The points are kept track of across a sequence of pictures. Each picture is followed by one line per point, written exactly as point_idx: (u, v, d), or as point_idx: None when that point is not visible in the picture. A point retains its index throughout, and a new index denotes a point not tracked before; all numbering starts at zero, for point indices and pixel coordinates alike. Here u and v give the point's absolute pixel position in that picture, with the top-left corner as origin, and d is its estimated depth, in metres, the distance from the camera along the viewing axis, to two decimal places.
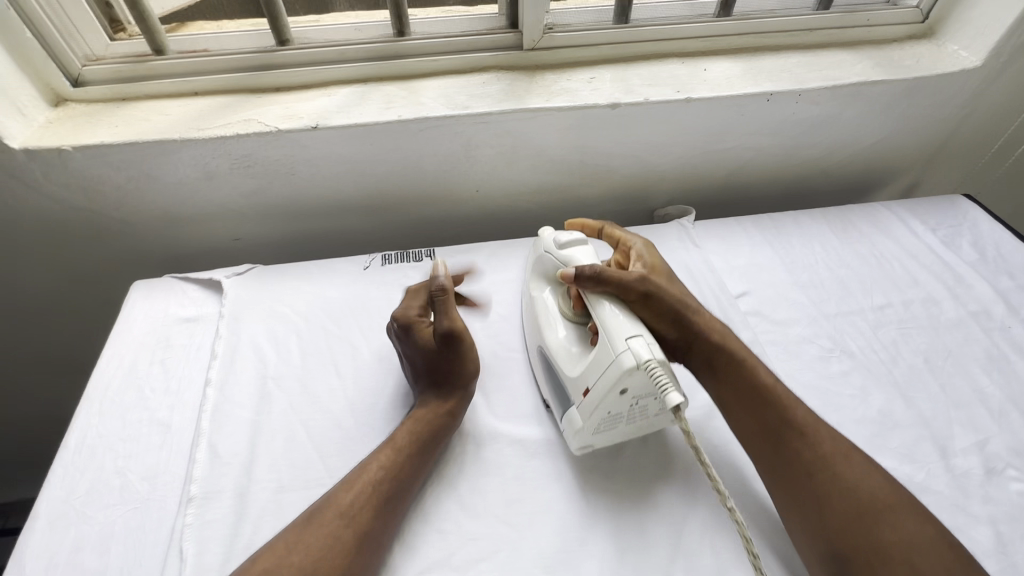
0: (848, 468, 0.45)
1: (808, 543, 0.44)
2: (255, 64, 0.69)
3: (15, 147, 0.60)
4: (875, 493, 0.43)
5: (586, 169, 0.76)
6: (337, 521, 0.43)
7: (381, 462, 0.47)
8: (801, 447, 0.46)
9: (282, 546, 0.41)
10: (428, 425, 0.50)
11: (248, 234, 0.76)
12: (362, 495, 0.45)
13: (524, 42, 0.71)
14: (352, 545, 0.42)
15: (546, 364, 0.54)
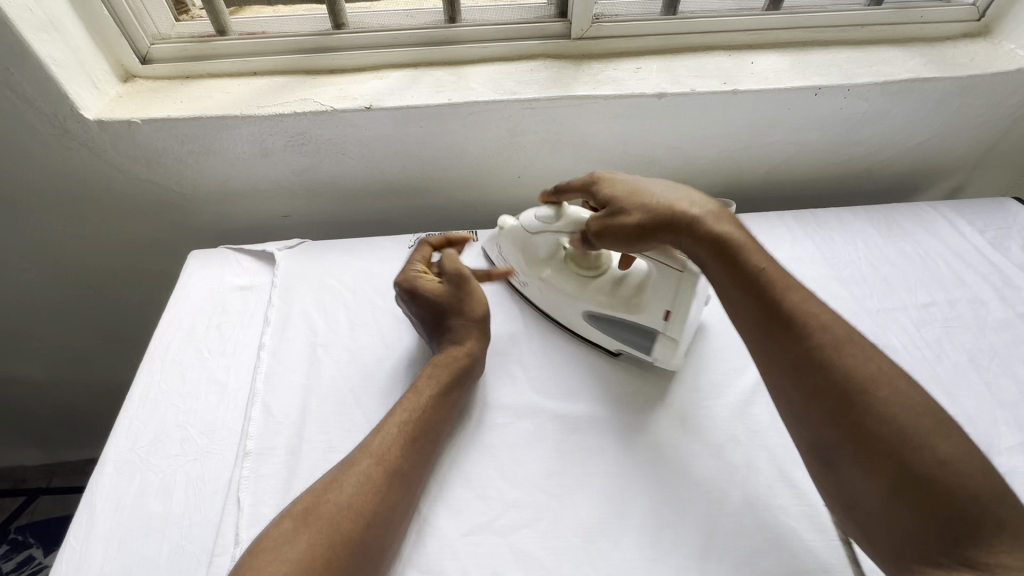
0: (843, 358, 0.43)
1: (804, 437, 0.44)
2: (312, 45, 0.71)
3: (89, 118, 0.64)
4: (870, 377, 0.42)
5: (627, 159, 0.77)
6: (366, 462, 0.46)
7: (404, 407, 0.50)
8: (791, 340, 0.45)
9: (321, 488, 0.44)
10: (450, 362, 0.54)
11: (297, 211, 0.79)
12: (391, 439, 0.48)
13: (572, 31, 0.72)
14: (384, 483, 0.45)
15: (593, 318, 0.59)
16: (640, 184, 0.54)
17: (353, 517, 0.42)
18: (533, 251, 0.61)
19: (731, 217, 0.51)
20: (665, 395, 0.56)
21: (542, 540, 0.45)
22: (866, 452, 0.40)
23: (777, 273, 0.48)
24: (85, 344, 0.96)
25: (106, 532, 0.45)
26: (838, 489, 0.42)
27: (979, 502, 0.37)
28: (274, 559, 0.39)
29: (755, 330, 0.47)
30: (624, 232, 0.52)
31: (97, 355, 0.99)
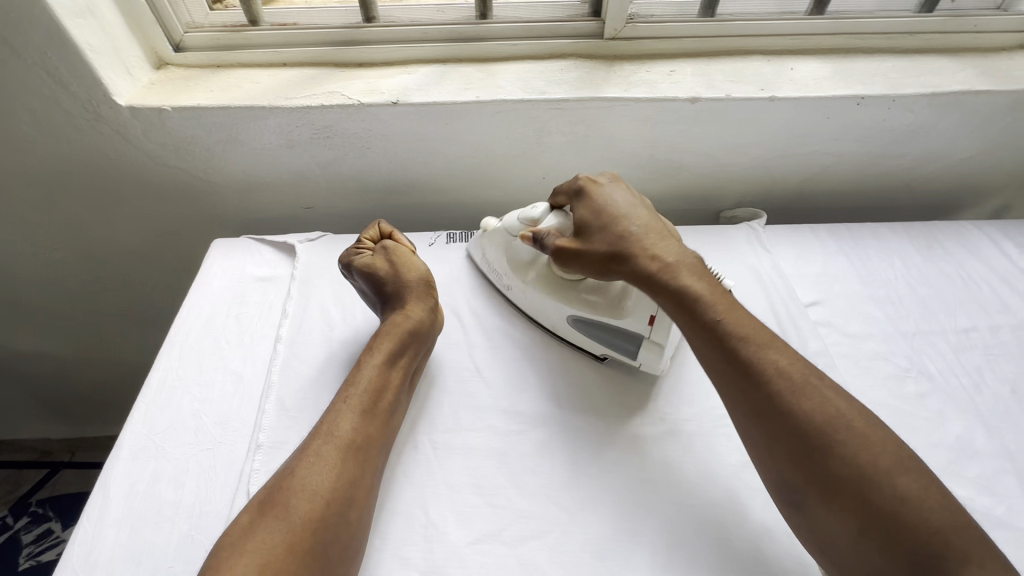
0: (803, 399, 0.42)
1: (769, 475, 0.44)
2: (342, 38, 0.71)
3: (121, 103, 0.65)
4: (831, 417, 0.41)
5: (656, 164, 0.75)
6: (326, 449, 0.45)
7: (354, 389, 0.50)
8: (751, 384, 0.44)
9: (286, 475, 0.44)
10: (394, 329, 0.54)
11: (320, 204, 0.79)
12: (350, 424, 0.47)
13: (605, 30, 0.70)
14: (354, 470, 0.45)
15: (578, 322, 0.57)
16: (615, 218, 0.54)
17: (324, 504, 0.42)
18: (518, 251, 0.61)
19: (700, 267, 0.51)
20: (685, 410, 0.54)
21: (551, 555, 0.44)
22: (829, 493, 0.40)
23: (741, 325, 0.46)
24: (111, 325, 0.98)
25: (117, 517, 0.45)
26: (806, 528, 0.42)
27: (945, 539, 0.36)
28: (237, 558, 0.39)
29: (716, 372, 0.47)
30: (589, 263, 0.54)
31: (122, 336, 1.01)
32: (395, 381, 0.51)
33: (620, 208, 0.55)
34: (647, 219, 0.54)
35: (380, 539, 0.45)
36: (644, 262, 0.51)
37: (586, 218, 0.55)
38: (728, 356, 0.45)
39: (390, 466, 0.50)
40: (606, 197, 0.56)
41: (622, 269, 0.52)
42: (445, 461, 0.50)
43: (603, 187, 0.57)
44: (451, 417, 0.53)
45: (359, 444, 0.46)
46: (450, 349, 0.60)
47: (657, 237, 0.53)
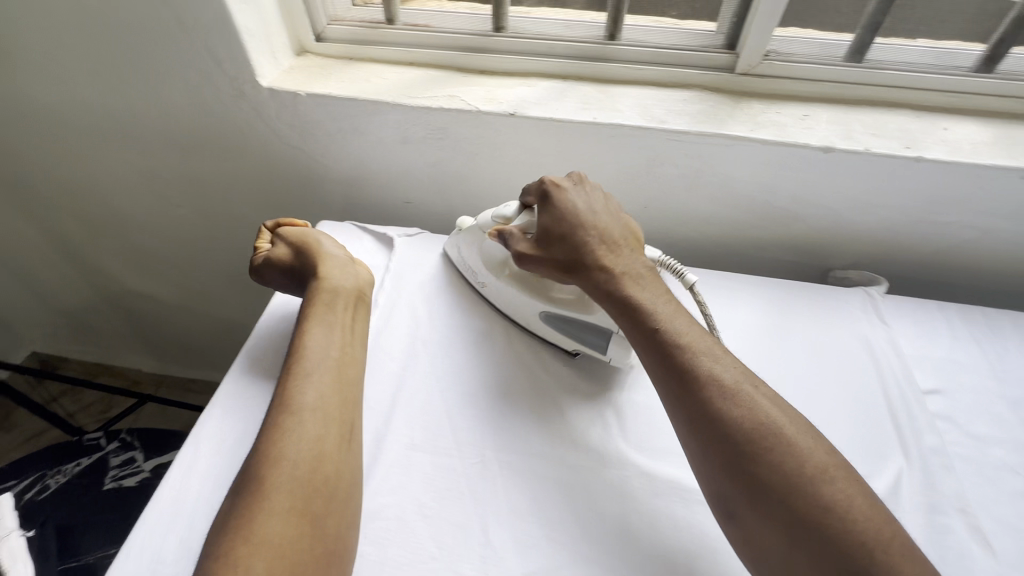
0: (736, 405, 0.42)
1: (706, 485, 0.43)
2: (470, 44, 0.73)
3: (263, 84, 0.70)
4: (758, 425, 0.42)
5: (768, 210, 0.71)
6: (295, 420, 0.46)
7: (306, 360, 0.51)
8: (691, 390, 0.44)
9: (259, 444, 0.45)
10: (318, 296, 0.57)
11: (419, 200, 0.81)
12: (312, 392, 0.48)
13: (738, 65, 0.67)
14: (321, 431, 0.46)
15: (548, 317, 0.59)
16: (580, 217, 0.55)
17: (297, 468, 0.43)
18: (493, 250, 0.62)
19: (650, 275, 0.53)
20: None
21: None
22: (756, 500, 0.40)
23: (683, 334, 0.47)
24: (212, 281, 1.06)
25: (204, 471, 0.48)
26: (741, 541, 0.41)
27: (870, 550, 0.36)
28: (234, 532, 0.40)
29: (659, 375, 0.47)
30: (550, 266, 0.55)
31: (220, 293, 1.09)
32: (337, 342, 0.53)
33: (583, 210, 0.56)
34: (607, 221, 0.56)
35: (437, 549, 0.44)
36: (602, 267, 0.52)
37: (547, 219, 0.55)
38: (671, 361, 0.46)
39: (455, 475, 0.49)
40: (569, 197, 0.56)
41: (581, 274, 0.53)
42: (510, 483, 0.48)
43: (567, 189, 0.57)
44: (521, 438, 0.52)
45: (320, 410, 0.47)
46: (528, 366, 0.59)
47: (615, 242, 0.54)
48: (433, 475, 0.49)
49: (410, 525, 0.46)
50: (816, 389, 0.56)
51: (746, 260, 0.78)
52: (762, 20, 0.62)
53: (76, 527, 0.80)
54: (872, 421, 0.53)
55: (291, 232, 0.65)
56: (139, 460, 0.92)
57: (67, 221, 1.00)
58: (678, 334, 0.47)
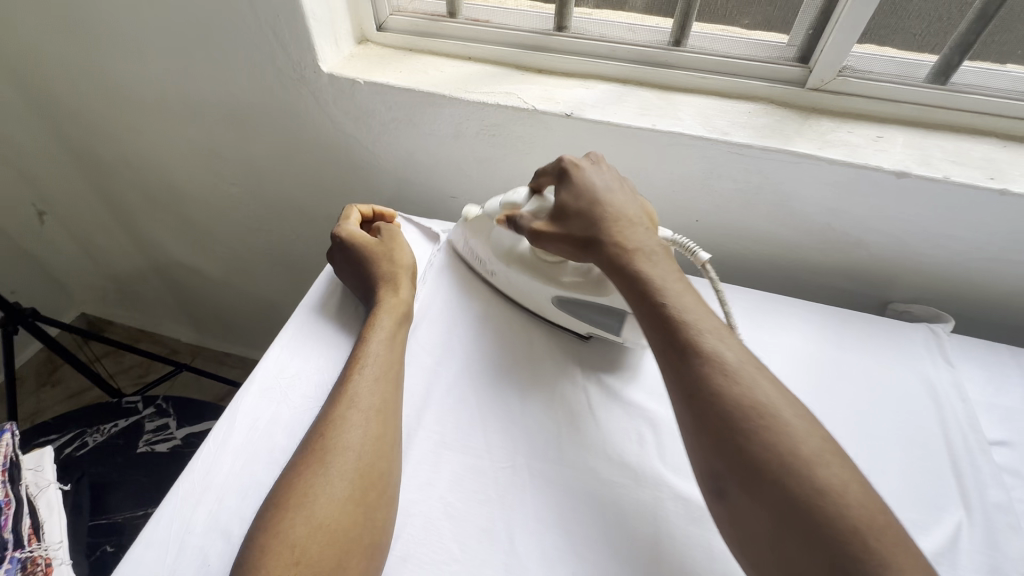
0: (735, 382, 0.40)
1: (698, 463, 0.41)
2: (531, 43, 0.72)
3: (324, 69, 0.70)
4: (754, 404, 0.39)
5: (828, 233, 0.67)
6: (356, 413, 0.47)
7: (368, 358, 0.51)
8: (689, 364, 0.42)
9: (324, 430, 0.46)
10: (393, 308, 0.57)
11: (464, 195, 0.80)
12: (374, 391, 0.49)
13: (810, 79, 0.64)
14: (382, 432, 0.47)
15: (561, 301, 0.58)
16: (592, 189, 0.53)
17: (360, 461, 0.44)
18: (500, 238, 0.61)
19: (663, 252, 0.50)
20: None
21: None
22: (749, 480, 0.37)
23: (685, 309, 0.45)
24: (255, 260, 1.09)
25: (236, 447, 0.49)
26: (730, 520, 0.39)
27: (865, 540, 0.34)
28: (293, 515, 0.40)
29: (660, 351, 0.45)
30: (563, 242, 0.53)
31: (261, 272, 1.12)
32: (395, 348, 0.54)
33: (601, 187, 0.54)
34: (621, 196, 0.54)
35: (461, 551, 0.43)
36: (613, 241, 0.50)
37: (565, 196, 0.54)
38: (672, 335, 0.44)
39: (484, 478, 0.48)
40: (586, 172, 0.55)
41: (588, 243, 0.51)
42: (538, 493, 0.47)
43: (585, 168, 0.56)
44: (553, 447, 0.50)
45: (379, 409, 0.48)
46: (563, 371, 0.57)
47: (631, 219, 0.52)
48: (462, 476, 0.48)
49: (437, 524, 0.45)
50: (869, 428, 0.53)
51: (798, 284, 0.75)
52: (841, 33, 0.59)
53: (111, 483, 0.83)
54: (929, 467, 0.50)
55: (390, 231, 0.66)
56: (172, 427, 0.93)
57: (126, 190, 1.04)
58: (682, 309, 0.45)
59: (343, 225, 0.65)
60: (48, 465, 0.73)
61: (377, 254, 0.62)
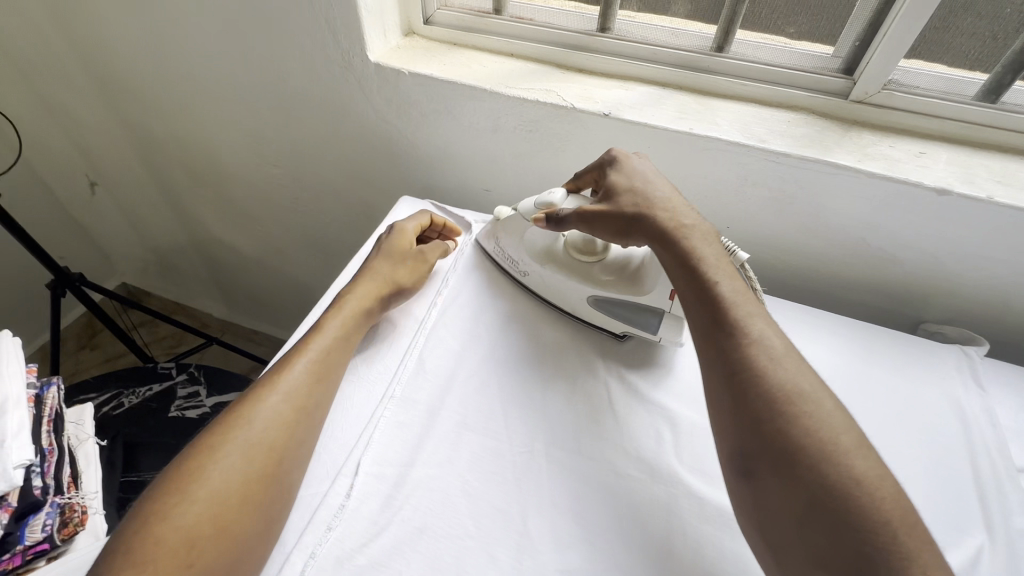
0: (777, 368, 0.42)
1: (727, 444, 0.42)
2: (573, 42, 0.73)
3: (371, 59, 0.73)
4: (796, 389, 0.41)
5: (862, 248, 0.66)
6: (274, 399, 0.46)
7: (304, 352, 0.51)
8: (734, 345, 0.43)
9: (237, 419, 0.45)
10: (358, 312, 0.56)
11: (497, 189, 0.82)
12: (296, 387, 0.48)
13: (853, 91, 0.64)
14: (293, 433, 0.46)
15: (596, 300, 0.59)
16: (645, 178, 0.55)
17: (261, 456, 0.43)
18: (535, 238, 0.63)
19: (712, 235, 0.51)
20: None
21: None
22: (782, 463, 0.38)
23: (733, 293, 0.47)
24: (290, 241, 1.12)
25: None
26: (753, 504, 0.39)
27: (893, 531, 0.35)
28: (176, 501, 0.40)
29: (701, 331, 0.46)
30: (611, 221, 0.54)
31: (294, 254, 1.15)
32: (338, 347, 0.53)
33: (652, 174, 0.57)
34: (672, 186, 0.56)
35: (475, 528, 0.45)
36: (662, 221, 0.52)
37: (616, 177, 0.56)
38: (717, 319, 0.45)
39: (502, 461, 0.49)
40: (639, 165, 0.57)
41: (640, 223, 0.52)
42: (554, 480, 0.48)
43: (638, 158, 0.58)
44: (571, 437, 0.51)
45: (294, 408, 0.47)
46: (585, 364, 0.58)
47: (681, 203, 0.54)
48: (481, 457, 0.49)
49: (453, 500, 0.46)
50: (892, 445, 0.52)
51: (828, 298, 0.74)
52: (888, 47, 0.58)
53: (141, 444, 0.87)
54: (952, 488, 0.49)
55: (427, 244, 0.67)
56: (202, 395, 0.97)
57: (173, 167, 1.08)
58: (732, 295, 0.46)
59: (400, 220, 0.67)
60: (89, 419, 0.78)
61: (390, 252, 0.62)
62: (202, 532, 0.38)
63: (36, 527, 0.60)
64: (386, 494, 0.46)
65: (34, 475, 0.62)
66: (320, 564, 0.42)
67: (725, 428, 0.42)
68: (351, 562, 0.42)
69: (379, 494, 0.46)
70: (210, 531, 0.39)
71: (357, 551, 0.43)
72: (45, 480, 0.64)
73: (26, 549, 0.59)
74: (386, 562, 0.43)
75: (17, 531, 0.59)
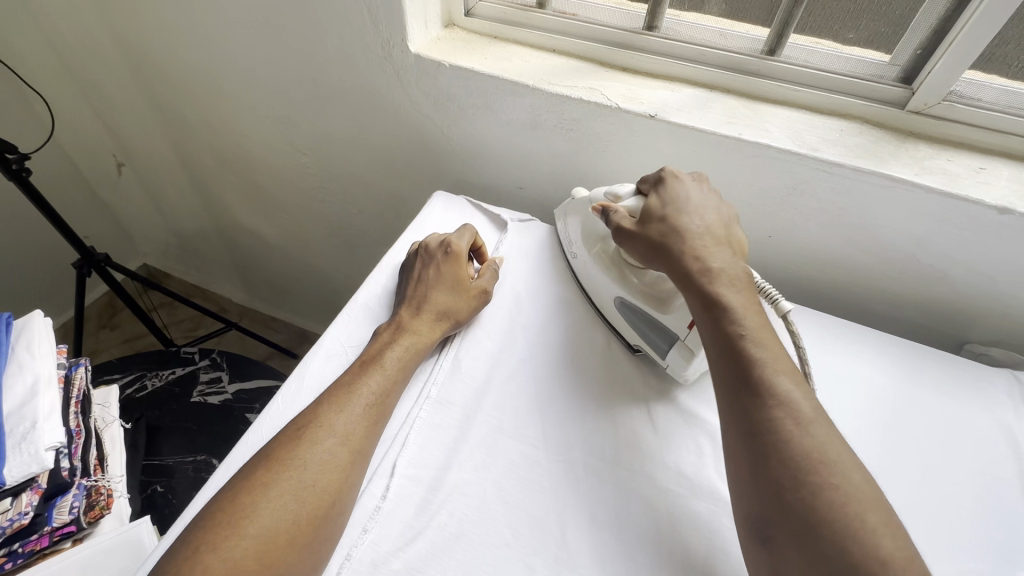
0: (804, 433, 0.39)
1: (742, 504, 0.39)
2: (619, 40, 0.71)
3: (411, 50, 0.71)
4: (827, 461, 0.38)
5: (911, 264, 0.64)
6: (330, 440, 0.44)
7: (360, 386, 0.49)
8: (758, 402, 0.41)
9: (289, 452, 0.43)
10: (412, 347, 0.53)
11: (532, 187, 0.80)
12: (352, 424, 0.46)
13: (911, 102, 0.61)
14: (350, 475, 0.44)
15: (621, 303, 0.58)
16: (683, 208, 0.53)
17: (315, 499, 0.41)
18: (597, 224, 0.62)
19: (744, 281, 0.48)
20: None
21: None
22: (802, 534, 0.35)
23: (761, 344, 0.44)
24: (315, 230, 1.12)
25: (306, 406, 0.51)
26: (768, 572, 0.36)
27: None
28: (225, 538, 0.38)
29: (724, 383, 0.44)
30: (636, 245, 0.53)
31: (319, 243, 1.15)
32: (393, 382, 0.50)
33: (692, 202, 0.54)
34: (706, 219, 0.53)
35: (512, 537, 0.44)
36: (690, 258, 0.49)
37: (653, 201, 0.54)
38: (743, 372, 0.42)
39: (540, 469, 0.48)
40: (681, 192, 0.55)
41: (664, 256, 0.51)
42: (592, 491, 0.47)
43: (682, 182, 0.56)
44: (609, 447, 0.50)
45: (351, 449, 0.45)
46: (621, 374, 0.57)
47: (714, 240, 0.51)
48: (518, 464, 0.48)
49: (490, 508, 0.45)
50: (942, 472, 0.50)
51: (869, 313, 0.72)
52: (954, 56, 0.56)
53: (163, 428, 0.87)
54: (1007, 520, 0.47)
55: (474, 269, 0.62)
56: (224, 381, 0.97)
57: (202, 150, 1.08)
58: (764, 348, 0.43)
59: (455, 238, 0.63)
60: (114, 402, 0.78)
61: (446, 282, 0.59)
62: None
63: (64, 508, 0.60)
64: (422, 498, 0.46)
65: (62, 457, 0.61)
66: (355, 567, 0.41)
67: (744, 490, 0.39)
68: (386, 567, 0.42)
69: (414, 497, 0.46)
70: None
71: (392, 555, 0.42)
72: (72, 461, 0.63)
73: (53, 530, 0.59)
74: (421, 568, 0.42)
75: (46, 512, 0.58)
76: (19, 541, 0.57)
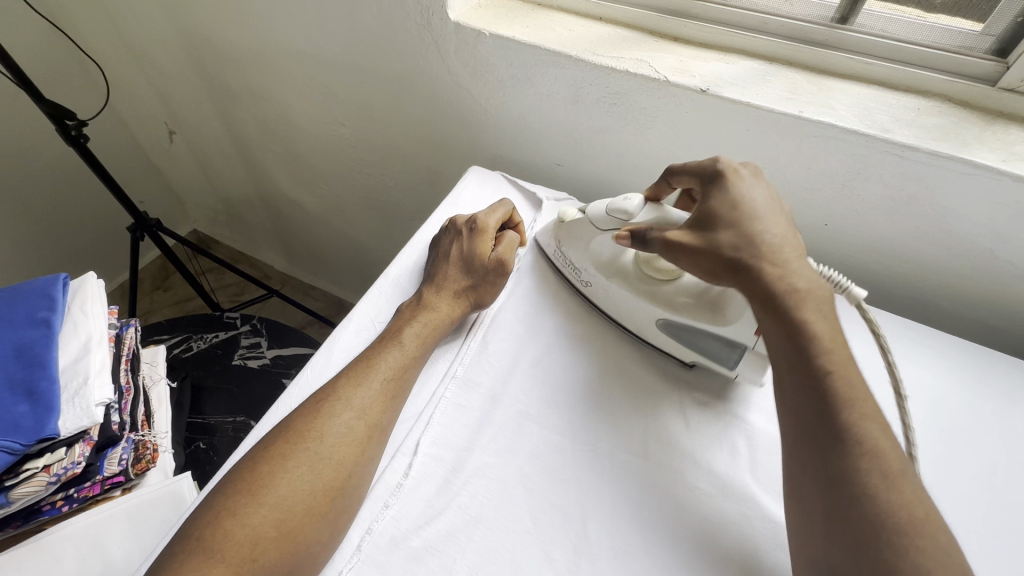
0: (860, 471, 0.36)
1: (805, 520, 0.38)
2: (672, 6, 0.66)
3: (451, 18, 0.68)
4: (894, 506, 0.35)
5: (986, 261, 0.58)
6: (348, 415, 0.45)
7: (380, 363, 0.49)
8: (838, 450, 0.38)
9: (305, 428, 0.43)
10: (429, 323, 0.53)
11: (571, 165, 0.77)
12: (370, 399, 0.46)
13: (1003, 78, 0.54)
14: (367, 450, 0.44)
15: (666, 323, 0.53)
16: (759, 214, 0.46)
17: (333, 474, 0.42)
18: (602, 247, 0.57)
19: (828, 305, 0.43)
20: None
21: None
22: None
23: (850, 390, 0.39)
24: (352, 201, 1.12)
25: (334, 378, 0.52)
26: None
27: None
28: (249, 504, 0.39)
29: (797, 422, 0.41)
30: (701, 257, 0.46)
31: (356, 215, 1.16)
32: (414, 357, 0.50)
33: (759, 205, 0.47)
34: (783, 228, 0.46)
35: (532, 524, 0.43)
36: (770, 275, 0.43)
37: (717, 204, 0.48)
38: (815, 414, 0.39)
39: (564, 456, 0.47)
40: (745, 190, 0.48)
41: (737, 275, 0.45)
42: (617, 481, 0.46)
43: (743, 178, 0.49)
44: (638, 440, 0.48)
45: (367, 426, 0.45)
46: (652, 364, 0.55)
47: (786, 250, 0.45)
48: (542, 451, 0.47)
49: (512, 492, 0.45)
50: (1008, 491, 0.46)
51: (932, 312, 0.66)
52: None
53: (206, 388, 0.92)
54: None
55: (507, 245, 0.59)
56: (263, 346, 1.00)
57: (246, 119, 1.09)
58: (803, 364, 0.41)
59: (482, 214, 0.61)
60: (161, 361, 0.82)
61: (467, 259, 0.57)
62: (259, 544, 0.38)
63: (114, 459, 0.63)
64: (442, 477, 0.45)
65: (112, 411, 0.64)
66: (376, 541, 0.42)
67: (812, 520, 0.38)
68: (406, 543, 0.42)
69: (436, 477, 0.46)
70: (263, 544, 0.38)
71: (412, 532, 0.42)
72: (122, 416, 0.66)
73: (104, 479, 0.63)
74: (439, 547, 0.42)
75: (97, 462, 0.62)
76: (74, 487, 0.61)
